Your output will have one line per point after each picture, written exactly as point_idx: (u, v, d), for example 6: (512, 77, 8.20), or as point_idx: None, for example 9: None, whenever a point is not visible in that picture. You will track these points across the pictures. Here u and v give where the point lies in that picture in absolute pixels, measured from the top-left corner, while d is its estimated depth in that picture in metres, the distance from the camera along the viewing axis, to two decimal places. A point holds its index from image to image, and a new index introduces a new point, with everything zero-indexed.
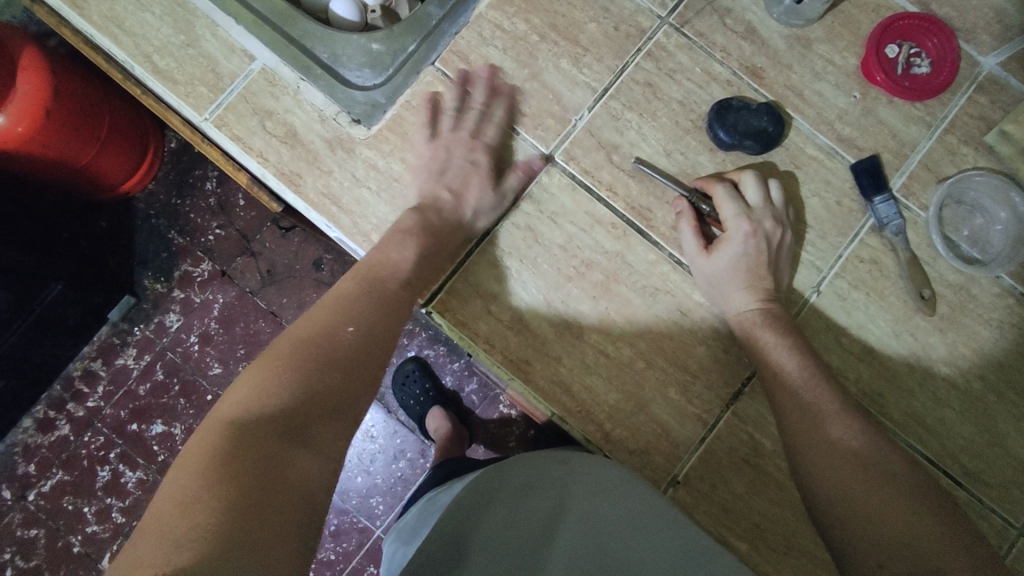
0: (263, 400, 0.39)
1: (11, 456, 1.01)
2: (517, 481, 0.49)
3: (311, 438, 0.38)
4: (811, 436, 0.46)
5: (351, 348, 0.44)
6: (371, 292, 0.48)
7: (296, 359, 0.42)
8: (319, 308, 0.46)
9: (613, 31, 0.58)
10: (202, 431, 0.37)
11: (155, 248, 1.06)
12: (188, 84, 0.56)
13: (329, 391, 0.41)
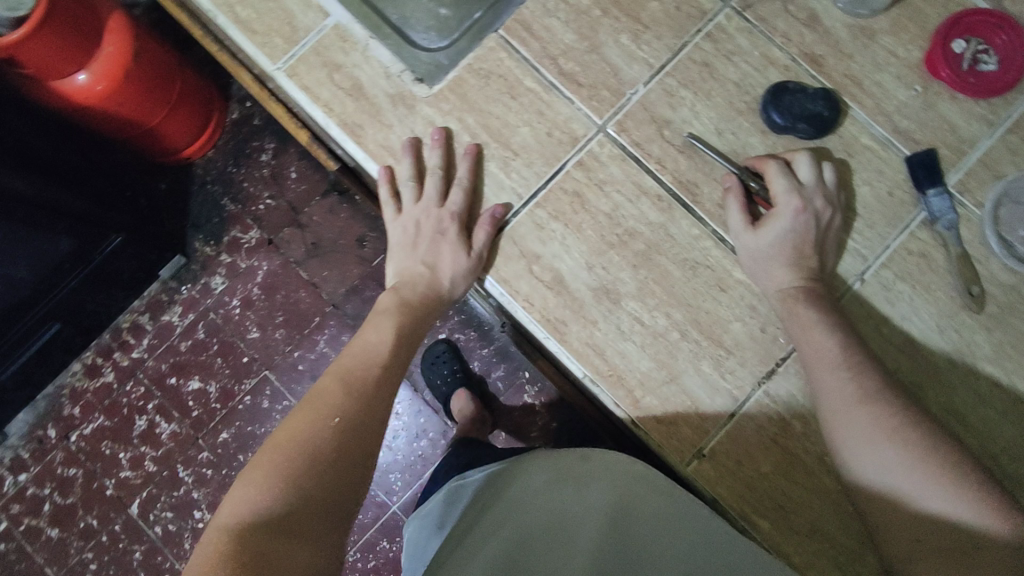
0: (258, 506, 0.39)
1: (57, 399, 1.04)
2: (540, 481, 0.52)
3: (306, 532, 0.38)
4: (847, 427, 0.45)
5: (338, 437, 0.44)
6: (354, 386, 0.49)
7: (283, 462, 0.41)
8: (303, 404, 0.47)
9: (674, 10, 0.59)
10: (204, 542, 0.37)
11: (208, 214, 1.07)
12: (265, 35, 0.60)
13: (321, 487, 0.41)
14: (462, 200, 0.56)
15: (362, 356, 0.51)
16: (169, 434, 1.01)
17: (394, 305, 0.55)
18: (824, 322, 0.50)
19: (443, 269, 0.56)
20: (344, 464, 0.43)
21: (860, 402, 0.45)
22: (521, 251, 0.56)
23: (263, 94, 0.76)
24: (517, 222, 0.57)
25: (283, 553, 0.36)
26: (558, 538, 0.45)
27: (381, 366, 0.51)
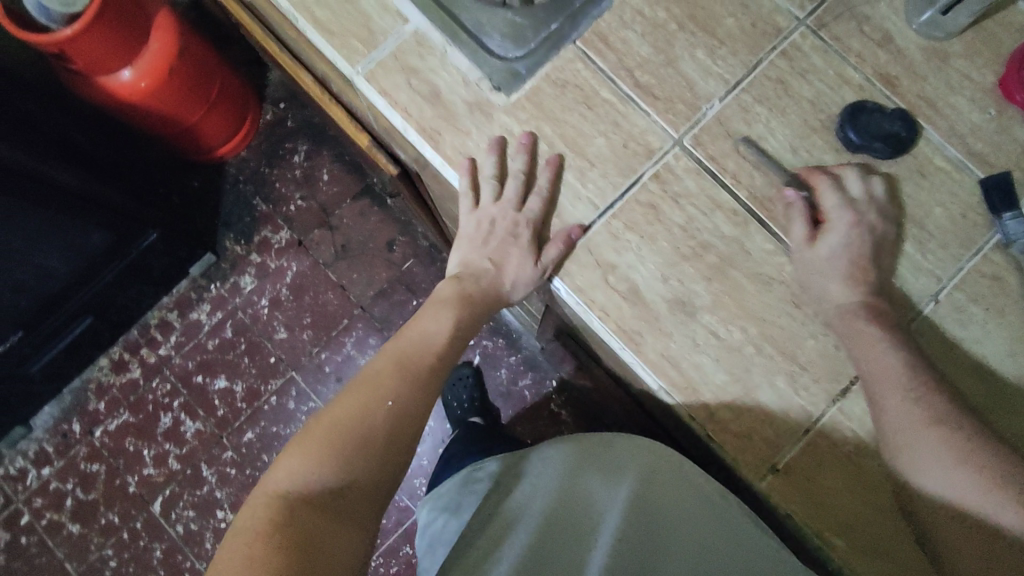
0: (309, 480, 0.46)
1: (85, 392, 1.45)
2: (579, 468, 0.62)
3: (347, 516, 0.46)
4: (916, 446, 0.46)
5: (390, 423, 0.51)
6: (410, 376, 0.55)
7: (338, 441, 0.49)
8: (359, 384, 0.54)
9: (750, 27, 0.60)
10: (257, 502, 0.45)
11: (239, 213, 1.51)
12: (342, 36, 0.60)
13: (369, 474, 0.49)
14: (540, 211, 0.57)
15: (420, 342, 0.58)
16: (192, 433, 1.43)
17: (455, 299, 0.61)
18: (886, 347, 0.50)
19: (508, 270, 0.59)
20: (391, 453, 0.51)
21: (922, 420, 0.46)
22: (597, 261, 0.57)
23: (324, 98, 0.77)
24: (592, 232, 0.57)
25: (333, 532, 0.45)
26: (586, 529, 0.57)
27: (436, 356, 0.57)
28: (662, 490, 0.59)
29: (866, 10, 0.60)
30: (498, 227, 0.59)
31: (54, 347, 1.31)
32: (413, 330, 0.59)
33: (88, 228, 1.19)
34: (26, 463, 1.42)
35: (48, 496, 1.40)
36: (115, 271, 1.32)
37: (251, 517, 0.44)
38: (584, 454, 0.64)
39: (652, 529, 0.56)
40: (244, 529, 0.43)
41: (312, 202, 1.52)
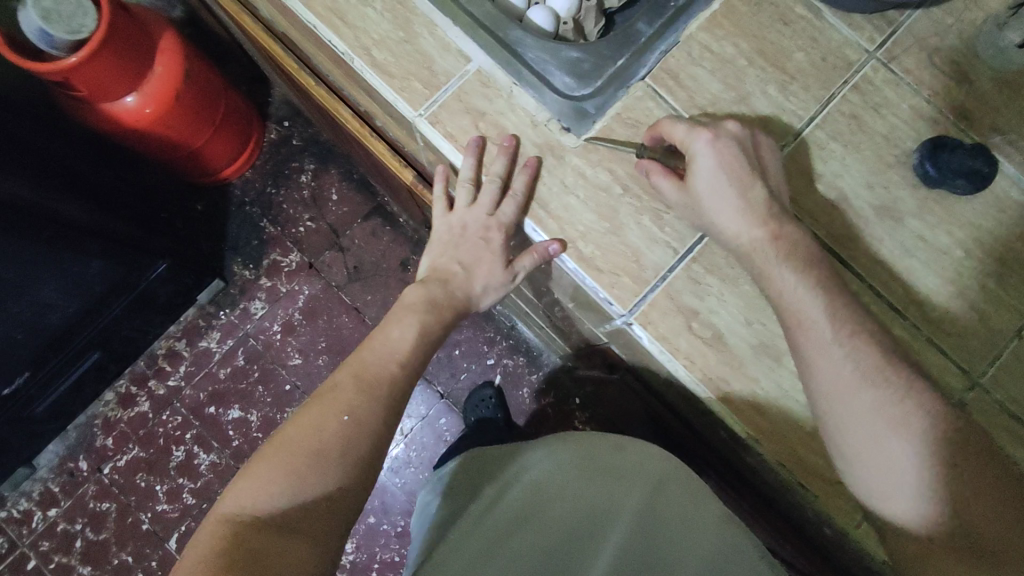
0: (259, 495, 0.50)
1: (93, 427, 1.40)
2: (579, 470, 0.67)
3: (303, 527, 0.50)
4: (853, 417, 0.48)
5: (345, 433, 0.55)
6: (374, 390, 0.58)
7: (292, 457, 0.53)
8: (320, 402, 0.57)
9: (820, 61, 0.59)
10: (210, 520, 0.50)
11: (247, 236, 1.46)
12: (404, 79, 0.58)
13: (329, 486, 0.52)
14: (515, 218, 0.58)
15: (384, 350, 0.61)
16: (208, 464, 1.38)
17: (423, 305, 0.63)
18: (842, 342, 0.48)
19: (478, 276, 0.64)
20: (348, 461, 0.54)
21: (873, 397, 0.47)
22: (679, 308, 0.55)
23: (365, 132, 0.74)
24: (673, 276, 0.55)
25: (282, 542, 0.48)
26: (584, 529, 0.62)
27: (397, 363, 0.61)
28: (659, 494, 0.63)
29: (937, 42, 0.59)
30: (469, 235, 0.62)
31: (56, 389, 1.24)
32: (379, 343, 0.62)
33: (88, 260, 1.10)
34: (31, 504, 1.36)
35: (56, 538, 1.34)
36: (123, 305, 1.25)
37: (205, 535, 0.49)
38: (583, 451, 0.68)
39: (651, 538, 0.60)
40: (196, 546, 0.48)
41: (320, 222, 1.47)
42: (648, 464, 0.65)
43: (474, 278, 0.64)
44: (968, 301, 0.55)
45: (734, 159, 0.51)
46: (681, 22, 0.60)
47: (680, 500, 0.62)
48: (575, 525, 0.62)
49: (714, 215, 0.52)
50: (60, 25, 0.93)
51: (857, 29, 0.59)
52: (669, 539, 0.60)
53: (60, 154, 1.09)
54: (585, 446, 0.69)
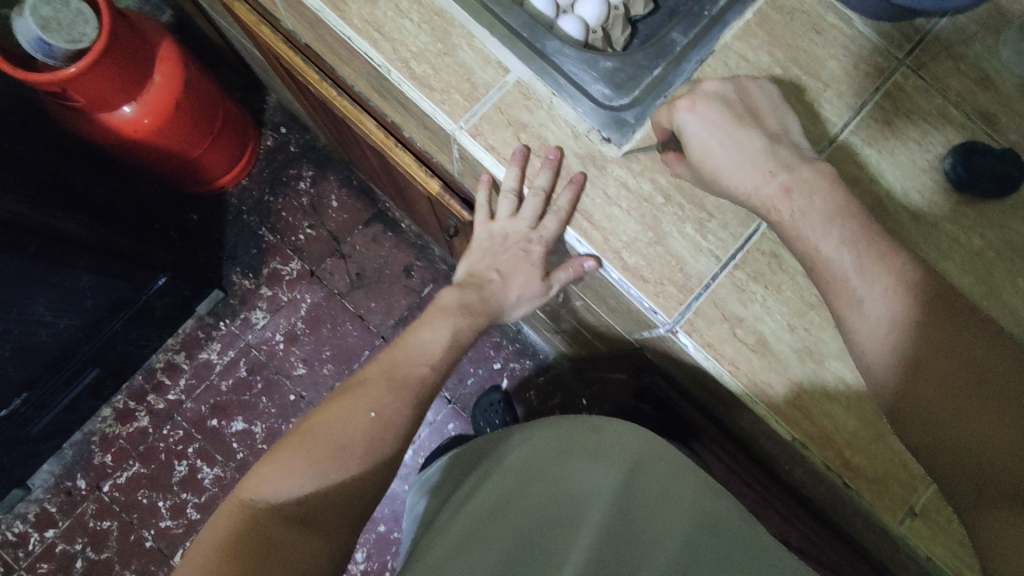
0: (280, 485, 0.53)
1: (90, 444, 1.36)
2: (559, 447, 0.65)
3: (319, 522, 0.52)
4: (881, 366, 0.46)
5: (369, 432, 0.56)
6: (404, 390, 0.60)
7: (314, 450, 0.54)
8: (349, 395, 0.59)
9: (853, 69, 0.60)
10: (230, 505, 0.52)
11: (246, 246, 1.44)
12: (444, 91, 0.57)
13: (342, 484, 0.54)
14: (558, 232, 0.58)
15: (418, 353, 0.62)
16: (212, 478, 1.35)
17: (456, 310, 0.65)
18: (875, 297, 0.46)
19: (513, 286, 0.65)
20: (365, 462, 0.55)
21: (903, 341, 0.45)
22: (724, 315, 0.55)
23: (390, 143, 0.74)
24: (717, 284, 0.56)
25: (294, 536, 0.50)
26: (569, 505, 0.60)
27: (427, 369, 0.62)
28: (641, 476, 0.61)
29: (962, 49, 0.61)
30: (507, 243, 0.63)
31: (53, 407, 1.21)
32: (412, 344, 0.63)
33: (79, 274, 1.07)
34: (27, 526, 1.31)
35: (54, 560, 1.30)
36: (122, 319, 1.23)
37: (225, 518, 0.51)
38: (565, 428, 0.67)
39: (628, 513, 0.58)
40: (216, 530, 0.50)
41: (320, 229, 1.45)
42: (628, 443, 0.64)
43: (509, 286, 0.65)
44: (1001, 300, 0.57)
45: (726, 125, 0.52)
46: (716, 31, 0.60)
47: (657, 479, 0.61)
48: (559, 504, 0.60)
49: (728, 188, 0.53)
50: (60, 33, 0.90)
51: (886, 37, 0.61)
52: (646, 516, 0.58)
53: (52, 163, 1.06)
54: (569, 427, 0.67)
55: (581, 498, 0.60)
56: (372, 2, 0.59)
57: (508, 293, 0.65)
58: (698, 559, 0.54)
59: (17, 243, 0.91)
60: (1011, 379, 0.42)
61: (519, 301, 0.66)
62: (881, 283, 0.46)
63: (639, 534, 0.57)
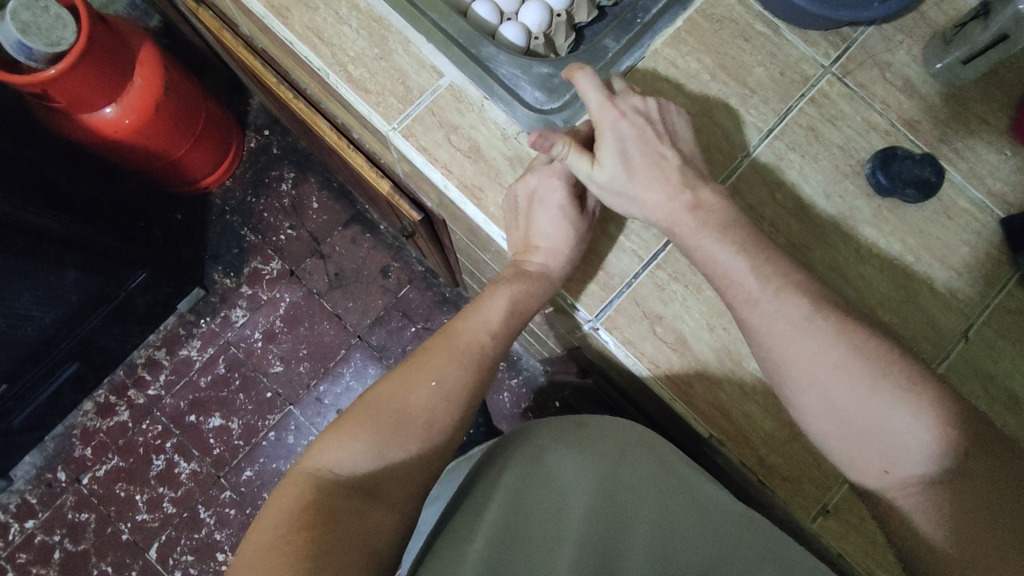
0: (347, 455, 0.50)
1: (70, 437, 1.39)
2: (546, 441, 0.66)
3: (386, 495, 0.50)
4: (798, 368, 0.48)
5: (431, 404, 0.54)
6: (465, 360, 0.57)
7: (376, 420, 0.52)
8: (405, 368, 0.56)
9: (779, 76, 0.62)
10: (297, 476, 0.49)
11: (228, 245, 1.47)
12: (379, 94, 0.60)
13: (404, 459, 0.52)
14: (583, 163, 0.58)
15: (475, 325, 0.59)
16: (189, 473, 1.38)
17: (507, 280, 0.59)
18: (769, 298, 0.50)
19: (550, 231, 0.56)
20: (425, 437, 0.54)
21: (819, 342, 0.48)
22: (644, 313, 0.57)
23: (343, 144, 0.77)
24: (638, 283, 0.58)
25: (366, 504, 0.49)
26: (559, 495, 0.62)
27: (490, 337, 0.59)
28: (623, 463, 0.64)
29: (887, 57, 0.62)
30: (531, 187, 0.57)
31: (34, 400, 1.23)
32: (466, 322, 0.59)
33: (63, 271, 1.11)
34: (7, 517, 1.34)
35: (33, 550, 1.33)
36: (101, 315, 1.24)
37: (293, 489, 0.48)
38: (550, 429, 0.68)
39: (616, 500, 0.61)
40: (284, 500, 0.48)
41: (301, 230, 1.48)
42: (614, 434, 0.67)
43: (555, 240, 0.56)
44: (918, 304, 0.58)
45: (640, 131, 0.54)
46: (647, 38, 0.62)
47: (645, 473, 0.63)
48: (552, 495, 0.62)
49: (636, 189, 0.54)
50: (39, 37, 0.92)
51: (813, 46, 0.62)
52: (630, 501, 0.61)
53: (35, 161, 1.08)
54: (555, 425, 0.69)
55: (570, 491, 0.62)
56: (313, 8, 0.62)
57: (553, 247, 0.56)
58: (682, 542, 0.58)
59: None
60: (903, 369, 0.46)
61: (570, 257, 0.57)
62: (772, 277, 0.50)
63: (631, 521, 0.59)
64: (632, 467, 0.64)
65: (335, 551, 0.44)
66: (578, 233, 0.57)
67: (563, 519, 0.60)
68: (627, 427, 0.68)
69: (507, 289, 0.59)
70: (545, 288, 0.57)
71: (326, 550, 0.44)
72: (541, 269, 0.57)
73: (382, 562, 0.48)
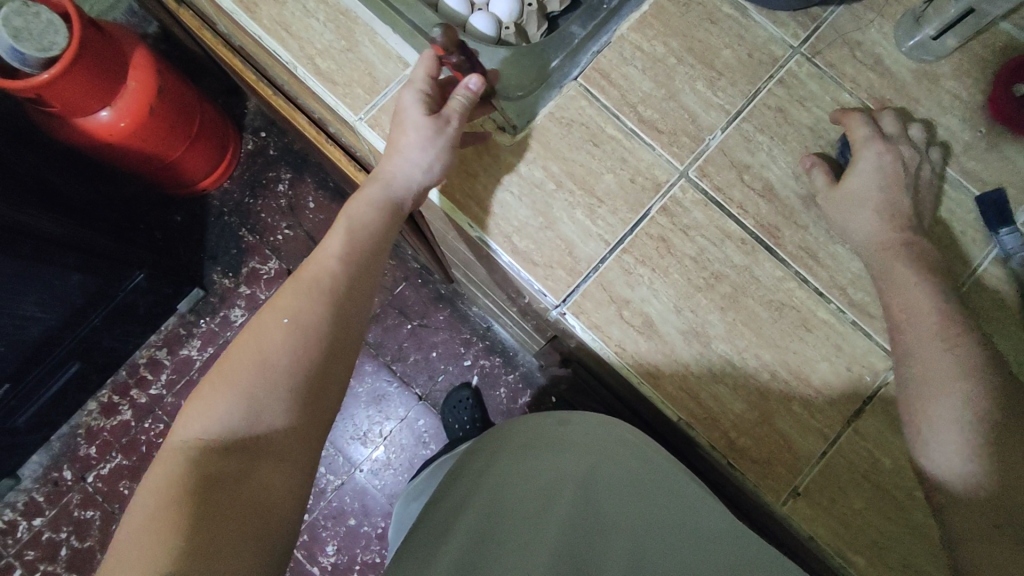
0: (211, 419, 0.45)
1: (76, 436, 1.41)
2: (521, 446, 0.74)
3: (271, 450, 0.46)
4: (920, 349, 0.50)
5: (290, 341, 0.48)
6: (314, 288, 0.51)
7: (234, 376, 0.47)
8: (256, 317, 0.51)
9: (747, 57, 0.61)
10: (162, 460, 0.44)
11: (226, 246, 1.49)
12: (346, 86, 0.61)
13: (280, 403, 0.47)
14: (428, 73, 0.57)
15: (322, 255, 0.54)
16: None
17: (376, 198, 0.56)
18: (914, 283, 0.52)
19: (404, 147, 0.55)
20: (298, 378, 0.48)
21: (937, 334, 0.49)
22: (610, 297, 0.57)
23: (321, 139, 0.78)
24: (604, 267, 0.58)
25: (248, 467, 0.44)
26: (532, 493, 0.68)
27: (338, 260, 0.53)
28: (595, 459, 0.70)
29: (857, 36, 0.62)
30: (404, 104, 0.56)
31: (38, 399, 1.26)
32: (314, 256, 0.54)
33: (66, 273, 1.13)
34: (16, 515, 1.37)
35: (40, 548, 1.35)
36: (100, 315, 1.26)
37: (161, 471, 0.43)
38: (528, 432, 0.75)
39: (589, 497, 0.67)
40: (152, 484, 0.43)
41: (298, 230, 1.50)
42: (591, 434, 0.72)
43: (406, 154, 0.55)
44: None
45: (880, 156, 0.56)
46: (612, 23, 0.62)
47: (623, 470, 0.69)
48: (525, 493, 0.69)
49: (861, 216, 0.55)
50: (30, 43, 0.95)
51: (782, 26, 0.62)
52: (601, 500, 0.68)
53: (31, 163, 1.10)
54: (533, 427, 0.76)
55: (544, 492, 0.68)
56: (281, 3, 0.63)
57: (400, 156, 0.55)
58: (648, 537, 0.64)
59: None
60: (995, 403, 0.46)
61: (429, 165, 0.55)
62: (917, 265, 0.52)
63: (599, 514, 0.66)
64: (609, 464, 0.70)
65: (218, 520, 0.41)
66: (431, 138, 0.55)
67: (545, 518, 0.65)
68: (594, 421, 0.74)
69: (349, 213, 0.56)
70: (390, 201, 0.56)
71: (208, 522, 0.40)
72: (387, 177, 0.56)
73: (282, 520, 0.44)
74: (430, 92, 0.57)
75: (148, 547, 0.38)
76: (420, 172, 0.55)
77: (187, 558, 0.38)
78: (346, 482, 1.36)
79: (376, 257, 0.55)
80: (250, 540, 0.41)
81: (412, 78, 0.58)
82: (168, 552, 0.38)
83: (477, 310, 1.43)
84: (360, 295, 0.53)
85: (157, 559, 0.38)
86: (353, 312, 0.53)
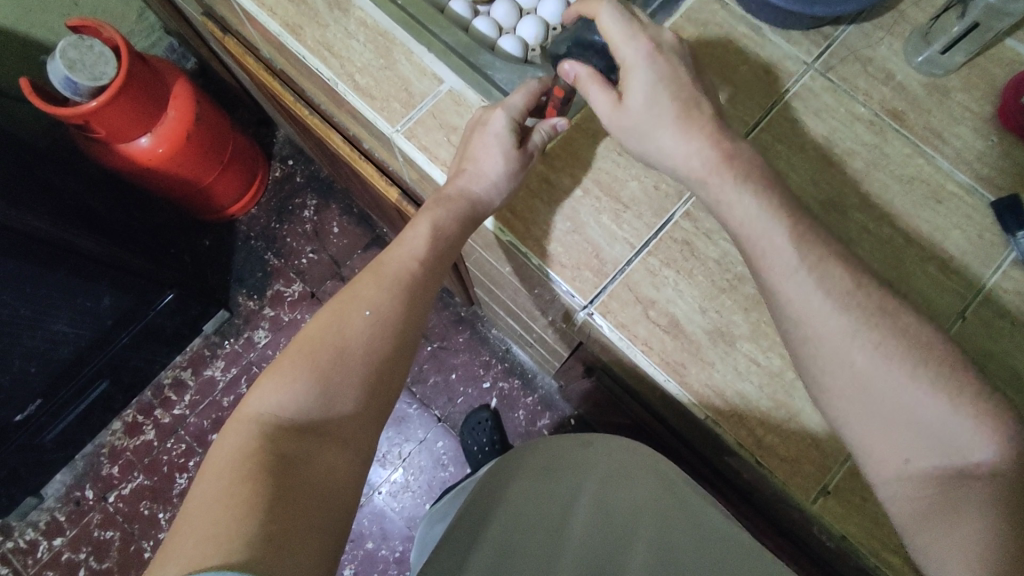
0: (287, 399, 0.49)
1: (99, 455, 1.43)
2: (541, 469, 0.73)
3: (338, 434, 0.50)
4: (820, 322, 0.48)
5: (369, 332, 0.53)
6: (395, 285, 0.56)
7: (313, 357, 0.51)
8: (336, 300, 0.55)
9: (762, 73, 0.65)
10: (236, 430, 0.48)
11: (251, 271, 1.53)
12: (384, 100, 0.65)
13: (350, 391, 0.51)
14: (525, 103, 0.60)
15: (403, 251, 0.58)
16: None
17: (452, 205, 0.58)
18: (815, 255, 0.49)
19: (487, 169, 0.58)
20: (371, 370, 0.53)
21: (843, 293, 0.48)
22: (636, 297, 0.59)
23: (355, 155, 0.82)
24: (630, 268, 0.60)
25: (316, 450, 0.48)
26: (556, 514, 0.68)
27: (418, 261, 0.57)
28: (619, 472, 0.71)
29: (869, 53, 0.65)
30: (491, 128, 0.59)
31: (65, 417, 1.27)
32: (394, 249, 0.58)
33: (100, 293, 1.17)
34: (37, 534, 1.37)
35: (60, 568, 1.35)
36: (129, 333, 1.29)
37: (235, 441, 0.47)
38: (547, 452, 0.75)
39: (607, 514, 0.68)
40: (226, 453, 0.46)
41: (321, 254, 1.54)
42: (618, 454, 0.73)
43: (483, 173, 0.58)
44: (913, 285, 0.59)
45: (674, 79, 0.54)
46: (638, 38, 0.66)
47: (646, 488, 0.70)
48: (546, 510, 0.69)
49: (690, 142, 0.53)
50: (83, 73, 1.01)
51: (795, 44, 0.65)
52: (619, 510, 0.68)
53: (74, 192, 1.14)
54: (559, 447, 0.75)
55: (563, 511, 0.68)
56: (324, 25, 0.68)
57: (481, 175, 0.58)
58: (674, 537, 0.65)
59: (35, 256, 1.00)
60: (912, 358, 0.46)
61: (501, 186, 0.58)
62: (825, 259, 0.49)
63: (616, 522, 0.67)
64: (633, 483, 0.70)
65: (289, 503, 0.44)
66: (516, 171, 0.59)
67: (562, 537, 0.66)
68: (622, 444, 0.74)
69: (434, 214, 0.59)
70: (468, 212, 0.58)
71: (282, 500, 0.43)
72: (461, 191, 0.59)
73: (343, 506, 0.48)
74: (521, 121, 0.60)
75: (226, 515, 0.41)
76: (499, 197, 0.59)
77: (263, 536, 0.41)
78: (365, 504, 1.36)
79: (445, 262, 0.59)
80: (314, 520, 0.45)
81: (508, 103, 0.60)
82: (240, 531, 0.41)
83: (496, 333, 1.46)
84: (429, 298, 0.58)
85: (231, 533, 0.40)
86: (422, 313, 0.57)
